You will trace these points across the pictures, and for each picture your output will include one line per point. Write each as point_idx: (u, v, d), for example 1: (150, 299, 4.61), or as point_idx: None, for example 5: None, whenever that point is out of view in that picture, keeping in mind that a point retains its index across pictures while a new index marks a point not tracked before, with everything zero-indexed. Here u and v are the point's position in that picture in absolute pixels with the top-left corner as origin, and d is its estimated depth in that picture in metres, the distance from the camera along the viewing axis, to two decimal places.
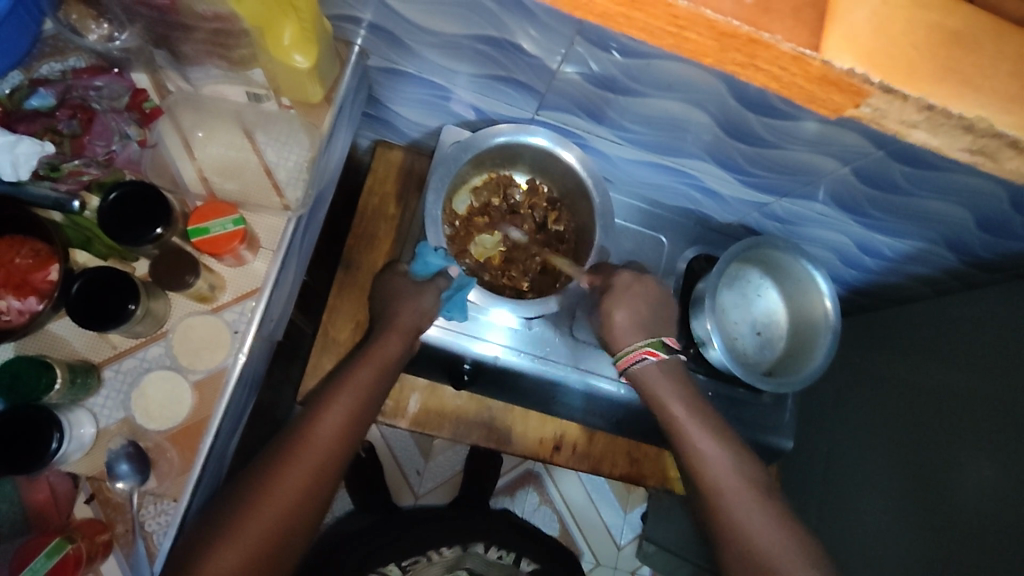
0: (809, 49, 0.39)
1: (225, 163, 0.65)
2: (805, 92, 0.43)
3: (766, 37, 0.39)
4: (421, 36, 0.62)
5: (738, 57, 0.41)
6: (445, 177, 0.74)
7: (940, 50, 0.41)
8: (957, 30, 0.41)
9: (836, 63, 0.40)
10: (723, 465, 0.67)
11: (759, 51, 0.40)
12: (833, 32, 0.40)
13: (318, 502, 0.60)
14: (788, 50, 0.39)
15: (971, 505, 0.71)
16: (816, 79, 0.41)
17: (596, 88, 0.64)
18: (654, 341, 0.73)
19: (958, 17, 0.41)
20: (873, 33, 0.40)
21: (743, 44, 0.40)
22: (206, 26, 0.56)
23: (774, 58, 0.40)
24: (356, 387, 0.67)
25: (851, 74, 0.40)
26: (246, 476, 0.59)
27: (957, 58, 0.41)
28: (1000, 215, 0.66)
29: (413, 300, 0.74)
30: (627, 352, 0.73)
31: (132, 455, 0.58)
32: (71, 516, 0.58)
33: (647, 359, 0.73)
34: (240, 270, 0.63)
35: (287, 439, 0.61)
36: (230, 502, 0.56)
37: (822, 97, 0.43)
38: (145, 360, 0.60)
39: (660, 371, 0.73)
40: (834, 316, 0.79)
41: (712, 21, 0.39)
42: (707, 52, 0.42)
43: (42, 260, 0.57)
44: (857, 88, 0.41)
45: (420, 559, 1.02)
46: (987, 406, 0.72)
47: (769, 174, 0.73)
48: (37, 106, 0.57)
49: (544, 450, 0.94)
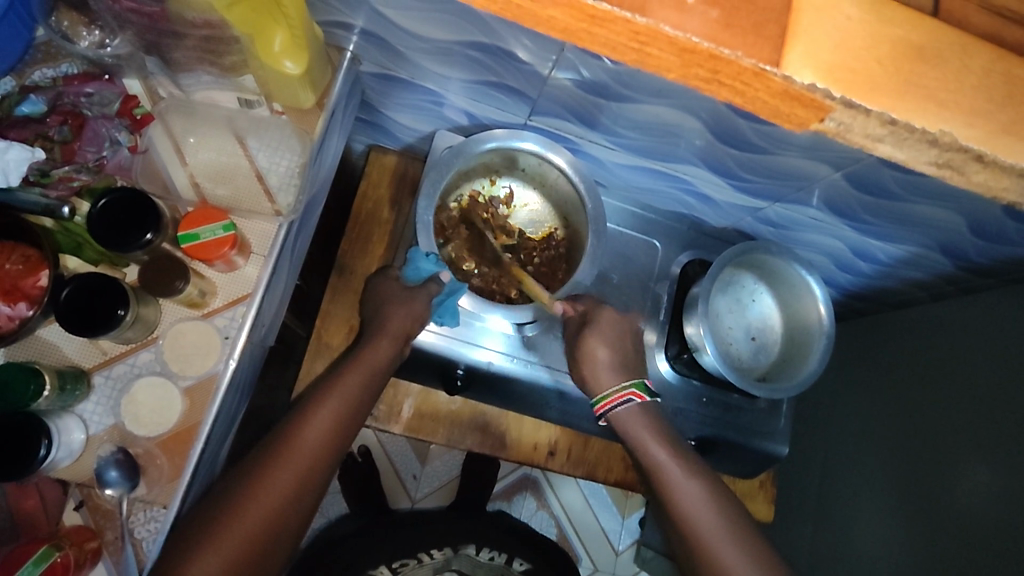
0: (769, 65, 0.39)
1: (218, 170, 0.65)
2: (769, 106, 0.42)
3: (726, 53, 0.39)
4: (412, 42, 0.62)
5: (701, 73, 0.41)
6: (437, 182, 0.73)
7: (905, 63, 0.41)
8: (922, 45, 0.41)
9: (797, 78, 0.39)
10: (684, 483, 0.68)
11: (721, 67, 0.39)
12: (796, 45, 0.40)
13: (302, 506, 0.60)
14: (749, 65, 0.39)
15: (968, 510, 0.71)
16: (778, 94, 0.40)
17: (588, 94, 0.64)
18: (637, 383, 0.74)
19: (921, 32, 0.41)
20: (834, 44, 0.40)
21: (704, 59, 0.39)
22: (197, 33, 0.56)
23: (736, 73, 0.40)
24: (344, 391, 0.67)
25: (813, 89, 0.40)
26: (230, 480, 0.58)
27: (923, 72, 0.41)
28: (993, 220, 0.66)
29: (404, 306, 0.74)
30: (610, 393, 0.73)
31: (121, 462, 0.57)
32: (58, 523, 0.58)
33: (632, 400, 0.73)
34: (231, 275, 0.63)
35: (273, 443, 0.61)
36: (216, 501, 0.56)
37: (788, 113, 0.42)
38: (136, 365, 0.60)
39: (643, 411, 0.73)
40: (828, 321, 0.80)
41: (672, 36, 0.39)
42: (669, 68, 0.41)
43: (32, 266, 0.56)
44: (817, 103, 0.40)
45: (410, 561, 1.02)
46: (977, 411, 0.73)
47: (760, 180, 0.74)
48: (28, 112, 0.57)
49: (538, 455, 0.93)
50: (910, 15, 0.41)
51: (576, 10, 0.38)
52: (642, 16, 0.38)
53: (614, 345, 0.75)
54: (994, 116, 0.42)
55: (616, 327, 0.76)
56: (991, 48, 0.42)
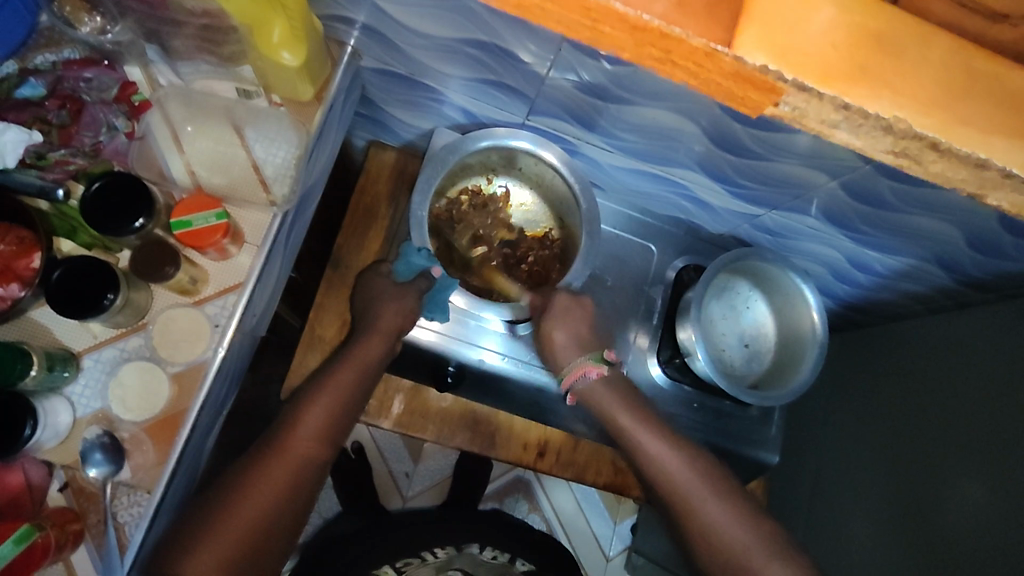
0: (721, 45, 0.39)
1: (214, 158, 0.65)
2: (722, 88, 0.42)
3: (676, 32, 0.38)
4: (410, 38, 0.62)
5: (654, 53, 0.41)
6: (431, 177, 0.74)
7: (860, 51, 0.40)
8: (880, 32, 0.40)
9: (747, 59, 0.39)
10: (681, 470, 0.68)
11: (672, 46, 0.39)
12: (749, 28, 0.39)
13: (298, 502, 0.60)
14: (699, 44, 0.39)
15: (959, 528, 0.70)
16: (730, 75, 0.40)
17: (585, 96, 0.64)
18: (596, 357, 0.74)
19: (882, 20, 0.40)
20: (788, 26, 0.39)
21: (655, 38, 0.39)
22: (195, 22, 0.58)
23: (687, 53, 0.39)
24: (336, 389, 0.67)
25: (765, 71, 0.39)
26: (224, 480, 0.59)
27: (885, 63, 0.40)
28: (990, 234, 0.66)
29: (395, 302, 0.74)
30: (568, 371, 0.74)
31: (106, 445, 0.58)
32: (43, 504, 0.58)
33: (589, 375, 0.73)
34: (224, 264, 0.63)
35: (268, 442, 0.62)
36: (207, 501, 0.57)
37: (743, 94, 0.42)
38: (125, 350, 0.61)
39: (603, 385, 0.73)
40: (821, 329, 0.79)
41: (624, 14, 0.38)
42: (623, 47, 0.41)
43: (26, 247, 0.57)
44: (771, 85, 0.40)
45: (413, 560, 1.00)
46: (971, 431, 0.72)
47: (757, 186, 0.74)
48: (28, 95, 0.57)
49: (528, 455, 0.93)
50: (907, 21, 0.40)
51: None
52: None
53: (573, 327, 0.75)
54: (986, 122, 0.41)
55: (573, 310, 0.75)
56: (988, 57, 0.41)
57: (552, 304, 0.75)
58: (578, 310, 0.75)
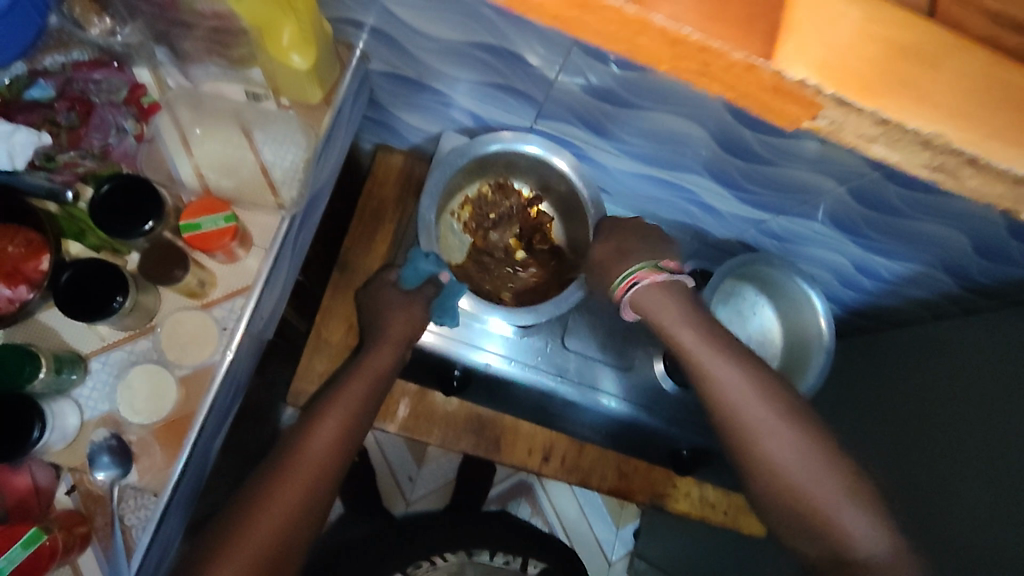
0: (763, 59, 0.35)
1: (222, 161, 0.65)
2: (759, 101, 0.40)
3: (716, 45, 0.35)
4: (421, 41, 0.62)
5: (692, 65, 0.38)
6: (440, 182, 0.74)
7: (900, 59, 0.36)
8: (915, 44, 0.37)
9: (788, 73, 0.36)
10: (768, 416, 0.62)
11: (711, 60, 0.36)
12: (787, 41, 0.35)
13: (312, 516, 0.60)
14: (740, 59, 0.36)
15: (960, 533, 0.69)
16: (770, 89, 0.37)
17: (595, 100, 0.64)
18: (647, 265, 0.69)
19: (916, 31, 0.37)
20: (830, 37, 0.35)
21: (693, 51, 0.36)
22: (206, 23, 0.57)
23: (726, 67, 0.37)
24: (348, 400, 0.67)
25: (805, 86, 0.36)
26: (244, 493, 0.60)
27: (919, 74, 0.37)
28: (997, 240, 0.65)
29: (403, 311, 0.74)
30: (621, 279, 0.70)
31: (114, 448, 0.58)
32: (50, 507, 0.58)
33: (639, 282, 0.69)
34: (232, 267, 0.63)
35: (281, 457, 0.62)
36: (229, 514, 0.58)
37: (778, 107, 0.39)
38: (133, 353, 0.61)
39: (658, 292, 0.68)
40: (829, 336, 0.79)
41: (663, 27, 0.35)
42: (660, 59, 0.39)
43: (34, 250, 0.57)
44: (811, 100, 0.37)
45: (423, 563, 0.98)
46: (976, 435, 0.71)
47: (766, 192, 0.73)
48: (36, 97, 0.57)
49: (532, 460, 0.92)
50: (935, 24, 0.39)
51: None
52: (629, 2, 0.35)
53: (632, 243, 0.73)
54: None
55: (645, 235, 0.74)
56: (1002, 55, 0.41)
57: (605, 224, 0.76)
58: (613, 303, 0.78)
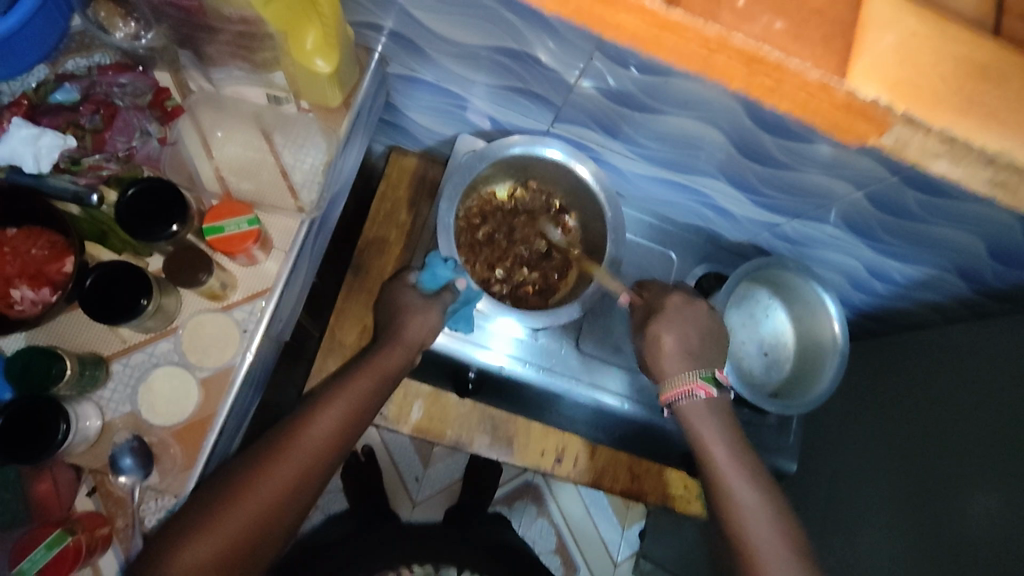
0: (836, 78, 0.41)
1: (242, 163, 0.66)
2: (829, 119, 0.44)
3: (796, 63, 0.41)
4: (440, 45, 0.62)
5: (765, 83, 0.43)
6: (458, 186, 0.75)
7: (969, 81, 0.42)
8: (984, 64, 0.42)
9: (861, 90, 0.41)
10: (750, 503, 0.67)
11: (784, 79, 0.42)
12: (859, 62, 0.42)
13: (300, 501, 0.60)
14: (815, 77, 0.41)
15: (970, 537, 0.69)
16: (840, 106, 0.42)
17: (612, 103, 0.64)
18: (704, 376, 0.73)
19: (985, 50, 0.42)
20: (902, 63, 0.42)
21: (769, 69, 0.41)
22: (232, 29, 0.56)
23: (799, 85, 0.42)
24: (352, 392, 0.67)
25: (878, 103, 0.42)
26: (231, 465, 0.58)
27: (988, 92, 0.42)
28: (1013, 244, 0.65)
29: (419, 316, 0.73)
30: (676, 384, 0.73)
31: (136, 449, 0.58)
32: (71, 509, 0.59)
33: (695, 392, 0.72)
34: (252, 270, 0.63)
35: (277, 438, 0.61)
36: (220, 489, 0.56)
37: (848, 127, 0.44)
38: (154, 355, 0.61)
39: (707, 405, 0.73)
40: (842, 339, 0.79)
41: (742, 46, 0.41)
42: (734, 77, 0.43)
43: (57, 253, 0.57)
44: (880, 117, 0.42)
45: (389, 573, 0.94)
46: (982, 438, 0.71)
47: (781, 196, 0.74)
48: (61, 100, 0.58)
49: (546, 461, 0.94)
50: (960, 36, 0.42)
51: (648, 18, 0.40)
52: (712, 25, 0.40)
53: (683, 334, 0.74)
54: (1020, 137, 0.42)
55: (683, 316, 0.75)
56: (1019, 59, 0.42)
57: (664, 308, 0.75)
58: (685, 312, 0.75)
